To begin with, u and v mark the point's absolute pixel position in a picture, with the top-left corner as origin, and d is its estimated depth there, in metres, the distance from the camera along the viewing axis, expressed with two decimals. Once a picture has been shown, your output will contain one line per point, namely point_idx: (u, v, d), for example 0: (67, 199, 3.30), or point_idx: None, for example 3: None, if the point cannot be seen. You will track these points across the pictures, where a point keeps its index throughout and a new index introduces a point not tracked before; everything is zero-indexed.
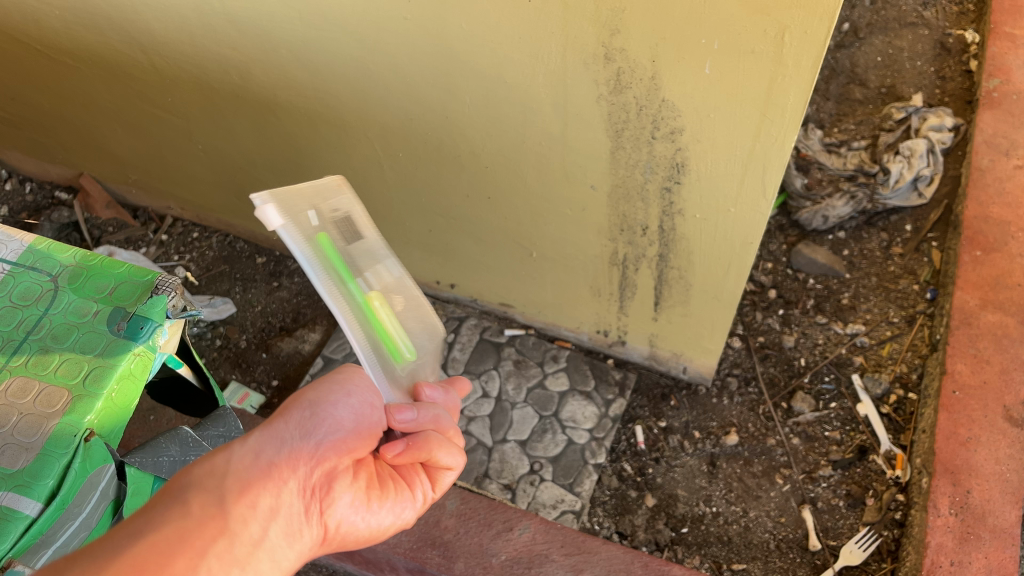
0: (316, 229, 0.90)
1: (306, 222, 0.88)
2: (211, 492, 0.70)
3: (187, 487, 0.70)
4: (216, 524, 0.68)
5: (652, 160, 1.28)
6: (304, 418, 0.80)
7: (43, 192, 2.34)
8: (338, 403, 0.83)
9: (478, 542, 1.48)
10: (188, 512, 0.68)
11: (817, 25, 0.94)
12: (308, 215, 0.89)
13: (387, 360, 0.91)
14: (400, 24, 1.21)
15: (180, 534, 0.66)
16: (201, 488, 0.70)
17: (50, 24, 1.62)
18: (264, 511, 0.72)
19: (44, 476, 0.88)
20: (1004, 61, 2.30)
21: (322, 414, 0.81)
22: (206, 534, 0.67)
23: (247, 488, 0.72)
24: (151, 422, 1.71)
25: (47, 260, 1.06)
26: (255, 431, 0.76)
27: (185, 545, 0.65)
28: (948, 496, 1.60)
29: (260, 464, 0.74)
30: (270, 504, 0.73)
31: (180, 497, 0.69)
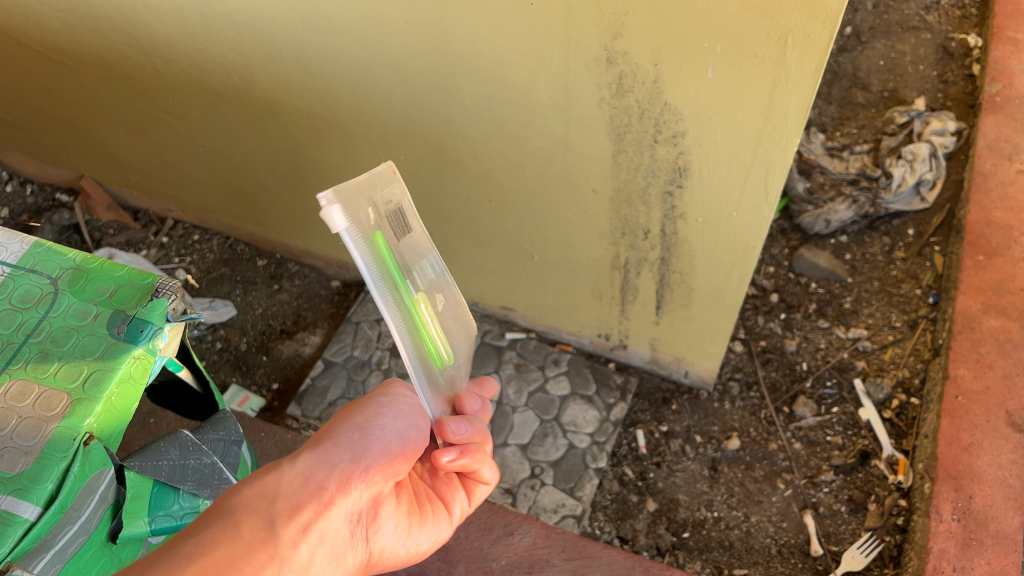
0: (373, 229, 0.80)
1: (365, 222, 0.78)
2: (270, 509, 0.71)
3: (242, 503, 0.71)
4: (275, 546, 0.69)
5: (654, 164, 1.28)
6: (365, 435, 0.81)
7: (43, 194, 2.34)
8: (394, 423, 0.85)
9: (479, 547, 1.47)
10: (243, 531, 0.68)
11: (819, 29, 0.94)
12: (367, 213, 0.79)
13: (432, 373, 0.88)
14: (402, 26, 1.20)
15: (230, 558, 0.66)
16: (257, 505, 0.71)
17: (51, 26, 1.62)
18: (319, 529, 0.72)
19: (43, 480, 0.87)
20: (1007, 65, 2.29)
21: (371, 437, 0.81)
22: (261, 552, 0.68)
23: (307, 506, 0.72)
24: (151, 426, 1.70)
25: (47, 263, 1.06)
26: (305, 453, 0.76)
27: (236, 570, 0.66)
28: (950, 501, 1.60)
29: (310, 487, 0.74)
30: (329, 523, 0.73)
31: (234, 517, 0.69)
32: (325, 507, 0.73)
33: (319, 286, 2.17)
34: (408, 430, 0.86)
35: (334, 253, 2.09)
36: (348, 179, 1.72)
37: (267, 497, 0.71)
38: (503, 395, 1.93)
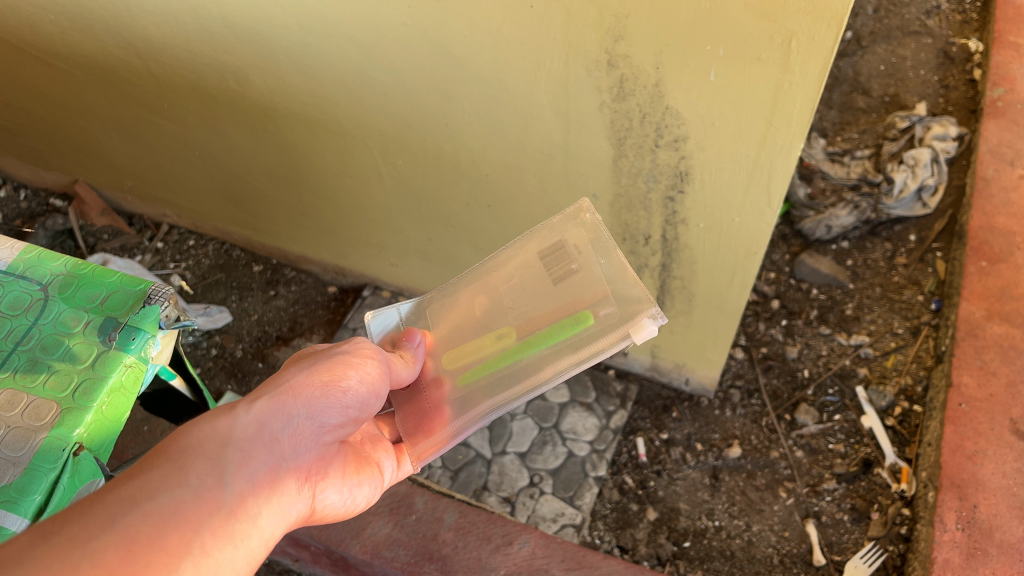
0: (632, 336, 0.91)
1: (641, 328, 0.90)
2: (211, 461, 0.75)
3: (181, 453, 0.74)
4: (219, 500, 0.73)
5: (655, 169, 1.26)
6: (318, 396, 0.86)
7: (37, 199, 2.31)
8: (344, 378, 0.88)
9: (477, 557, 1.45)
10: (185, 481, 0.72)
11: (824, 30, 0.92)
12: (649, 323, 0.90)
13: (548, 351, 0.96)
14: (400, 30, 1.19)
15: (176, 505, 0.70)
16: (198, 458, 0.74)
17: (45, 29, 1.60)
18: (271, 478, 0.79)
19: (32, 492, 0.85)
20: (1009, 70, 2.28)
21: (333, 396, 0.87)
22: (205, 500, 0.72)
23: (263, 455, 0.79)
24: (144, 434, 1.69)
25: (37, 269, 1.04)
26: (254, 410, 0.81)
27: (180, 518, 0.69)
28: (955, 511, 1.58)
29: (262, 436, 0.80)
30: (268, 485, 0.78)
31: (180, 464, 0.73)
32: (263, 462, 0.78)
33: (315, 292, 2.16)
34: (358, 400, 0.89)
35: (331, 260, 2.07)
36: (346, 184, 1.70)
37: (208, 450, 0.75)
38: None
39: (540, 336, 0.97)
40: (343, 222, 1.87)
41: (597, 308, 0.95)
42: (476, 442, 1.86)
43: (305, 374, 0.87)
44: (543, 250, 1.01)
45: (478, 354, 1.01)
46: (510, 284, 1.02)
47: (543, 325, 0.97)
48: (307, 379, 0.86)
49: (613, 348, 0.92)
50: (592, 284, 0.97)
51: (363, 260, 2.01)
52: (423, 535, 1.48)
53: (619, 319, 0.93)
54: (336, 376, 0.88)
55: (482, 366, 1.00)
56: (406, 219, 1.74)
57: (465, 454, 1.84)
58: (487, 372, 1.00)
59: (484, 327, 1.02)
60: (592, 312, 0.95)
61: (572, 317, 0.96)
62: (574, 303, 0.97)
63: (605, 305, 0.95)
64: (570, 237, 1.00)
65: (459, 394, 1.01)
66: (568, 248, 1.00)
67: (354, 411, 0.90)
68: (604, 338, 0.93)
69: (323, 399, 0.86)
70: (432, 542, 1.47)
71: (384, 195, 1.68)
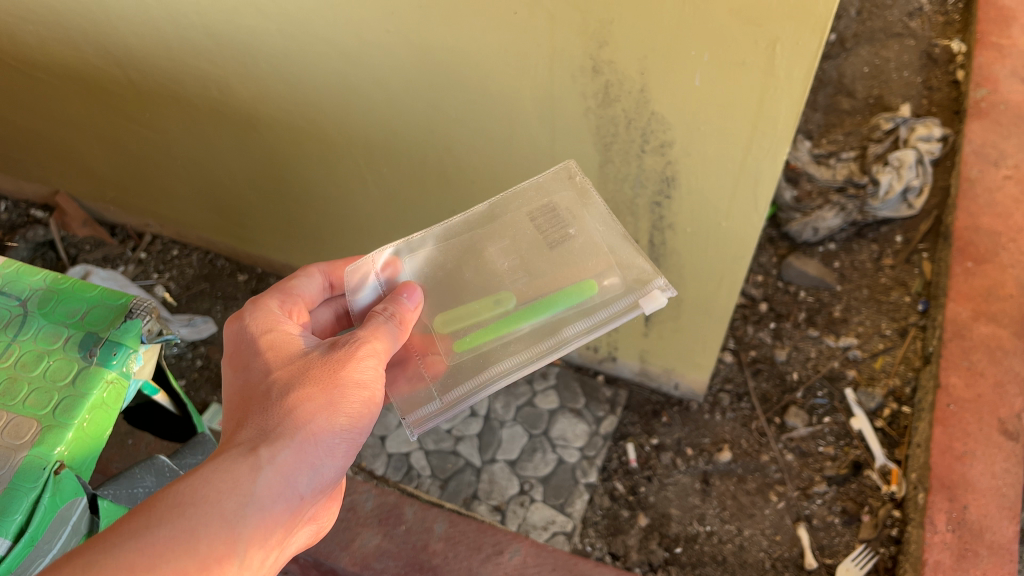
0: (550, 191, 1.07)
1: (557, 184, 1.07)
2: (226, 524, 0.73)
3: (196, 515, 0.72)
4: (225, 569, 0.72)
5: (641, 175, 1.26)
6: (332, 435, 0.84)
7: (18, 210, 2.29)
8: (356, 415, 0.86)
9: (468, 566, 1.44)
10: (194, 550, 0.70)
11: (809, 36, 0.91)
12: (554, 182, 1.07)
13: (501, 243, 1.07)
14: (383, 36, 1.18)
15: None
16: (209, 520, 0.72)
17: (22, 38, 1.58)
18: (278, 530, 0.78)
19: (12, 512, 0.82)
20: (991, 71, 2.28)
21: (343, 435, 0.85)
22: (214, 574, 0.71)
23: (278, 513, 0.78)
24: (129, 447, 1.67)
25: (16, 284, 1.03)
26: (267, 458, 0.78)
27: None
28: (945, 512, 1.57)
29: (278, 490, 0.78)
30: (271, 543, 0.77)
31: (189, 526, 0.71)
32: (275, 519, 0.78)
33: None
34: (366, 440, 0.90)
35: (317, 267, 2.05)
36: (330, 192, 1.69)
37: (223, 511, 0.73)
38: (491, 409, 1.90)
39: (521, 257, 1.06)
40: (328, 230, 1.85)
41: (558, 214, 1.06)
42: (465, 451, 1.85)
43: (325, 416, 0.83)
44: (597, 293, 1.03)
45: (478, 319, 1.05)
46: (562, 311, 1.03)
47: (549, 298, 1.03)
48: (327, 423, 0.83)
49: (622, 317, 1.01)
50: (592, 252, 1.05)
51: None
52: (413, 545, 1.47)
53: (548, 192, 1.07)
54: (357, 425, 0.87)
55: (484, 330, 1.04)
56: (393, 227, 1.72)
57: (455, 463, 1.83)
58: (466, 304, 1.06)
59: (478, 291, 1.07)
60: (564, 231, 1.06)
61: (574, 283, 1.03)
62: (570, 272, 1.04)
63: (567, 233, 1.06)
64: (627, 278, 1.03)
65: (461, 356, 1.05)
66: (562, 214, 1.06)
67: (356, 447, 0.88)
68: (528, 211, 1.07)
69: (359, 421, 0.87)
70: (422, 552, 1.46)
71: (368, 203, 1.67)
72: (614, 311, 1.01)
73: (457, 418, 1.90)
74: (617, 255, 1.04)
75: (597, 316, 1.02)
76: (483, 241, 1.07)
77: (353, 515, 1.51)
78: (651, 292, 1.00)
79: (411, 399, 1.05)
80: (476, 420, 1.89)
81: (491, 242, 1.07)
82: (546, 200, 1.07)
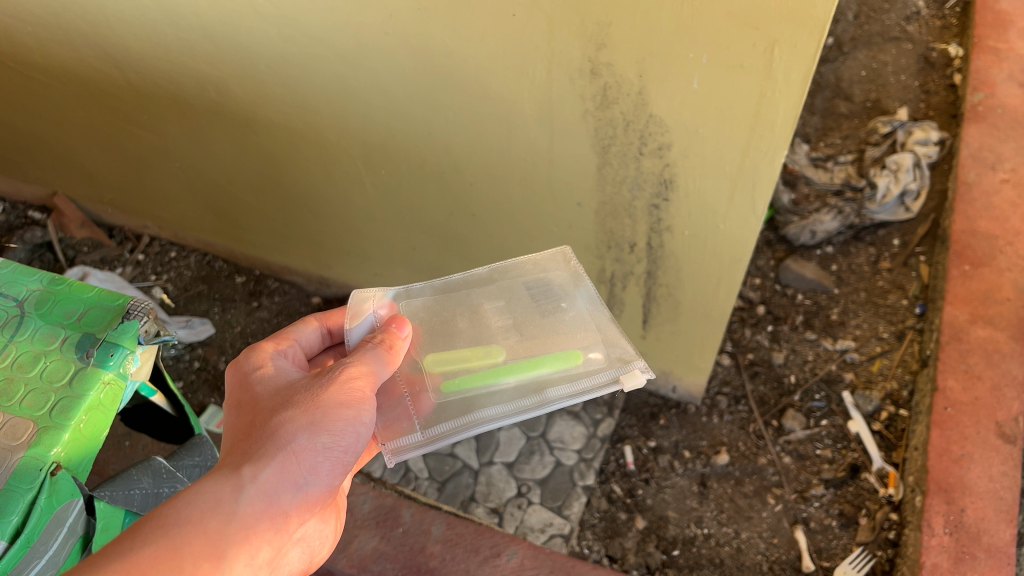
0: (548, 267, 1.12)
1: (556, 264, 1.12)
2: (210, 541, 0.73)
3: (180, 532, 0.71)
4: None
5: (639, 177, 1.26)
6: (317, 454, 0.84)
7: (16, 212, 2.29)
8: (340, 435, 0.87)
9: (465, 569, 1.43)
10: (180, 567, 0.69)
11: (806, 38, 0.92)
12: (553, 262, 1.12)
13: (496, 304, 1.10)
14: (381, 38, 1.18)
15: None
16: (194, 537, 0.72)
17: (21, 40, 1.58)
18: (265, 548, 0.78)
19: (9, 513, 0.82)
20: (988, 75, 2.29)
21: (328, 454, 0.85)
22: None
23: (264, 530, 0.77)
24: (126, 449, 1.67)
25: (14, 284, 1.03)
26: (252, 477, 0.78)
27: None
28: (942, 515, 1.57)
29: (264, 508, 0.78)
30: (258, 560, 0.77)
31: (173, 543, 0.70)
32: (260, 536, 0.77)
33: (298, 303, 2.13)
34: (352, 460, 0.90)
35: (314, 269, 2.05)
36: (327, 194, 1.69)
37: (208, 528, 0.73)
38: None
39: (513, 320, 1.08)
40: (325, 232, 1.85)
41: (553, 288, 1.10)
42: (463, 453, 1.85)
43: (308, 435, 0.84)
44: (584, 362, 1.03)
45: (465, 366, 1.05)
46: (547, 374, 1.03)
47: (537, 360, 1.04)
48: (310, 441, 0.83)
49: (603, 389, 1.01)
50: (582, 326, 1.07)
51: (347, 270, 1.99)
52: (409, 547, 1.47)
53: (545, 267, 1.12)
54: (341, 443, 0.87)
55: (473, 377, 1.05)
56: (391, 229, 1.72)
57: (452, 465, 1.83)
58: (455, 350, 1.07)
59: (469, 339, 1.08)
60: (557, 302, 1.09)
61: (562, 352, 1.05)
62: (561, 341, 1.06)
63: (559, 307, 1.09)
64: (613, 353, 1.04)
65: (447, 397, 1.05)
66: (557, 288, 1.10)
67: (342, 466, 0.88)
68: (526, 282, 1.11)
69: (343, 441, 0.87)
70: (419, 555, 1.46)
71: (366, 205, 1.67)
72: (597, 381, 1.01)
73: None
74: (608, 331, 1.06)
75: (580, 384, 1.02)
76: (479, 302, 1.11)
77: (349, 517, 1.50)
78: (632, 370, 1.00)
79: (393, 425, 1.05)
80: None
81: (488, 300, 1.11)
82: (544, 275, 1.11)
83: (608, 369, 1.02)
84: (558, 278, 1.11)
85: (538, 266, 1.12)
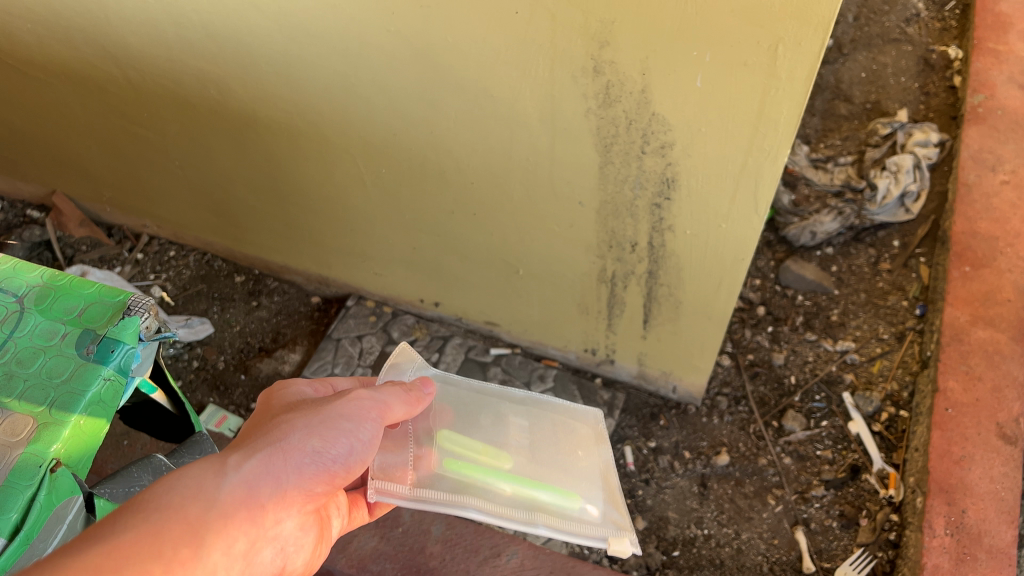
0: (582, 426, 1.11)
1: (588, 427, 1.11)
2: (188, 529, 0.71)
3: (159, 516, 0.70)
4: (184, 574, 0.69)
5: (641, 176, 1.25)
6: (312, 459, 0.82)
7: (14, 210, 2.28)
8: (338, 443, 0.84)
9: (465, 569, 1.43)
10: (155, 553, 0.68)
11: (811, 35, 0.91)
12: (591, 425, 1.12)
13: (519, 426, 1.07)
14: (383, 36, 1.18)
15: None
16: (172, 523, 0.71)
17: (21, 37, 1.58)
18: (245, 547, 0.75)
19: (8, 510, 0.82)
20: (988, 76, 2.29)
21: (324, 460, 0.83)
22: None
23: (246, 524, 0.75)
24: (124, 448, 1.66)
25: (13, 280, 1.02)
26: (240, 473, 0.77)
27: None
28: (943, 516, 1.57)
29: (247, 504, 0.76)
30: (235, 556, 0.74)
31: (150, 527, 0.69)
32: (241, 533, 0.75)
33: (298, 303, 2.13)
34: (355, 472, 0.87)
35: (314, 269, 2.05)
36: (328, 193, 1.69)
37: (187, 514, 0.72)
38: None
39: (529, 444, 1.05)
40: (325, 232, 1.85)
41: (576, 435, 1.09)
42: None
43: (302, 438, 0.82)
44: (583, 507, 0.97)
45: (475, 456, 1.00)
46: (544, 496, 0.96)
47: (540, 480, 0.98)
48: (302, 443, 0.82)
49: (589, 538, 0.92)
50: (593, 478, 1.02)
51: (347, 270, 1.98)
52: (409, 547, 1.46)
53: (576, 423, 1.11)
54: (341, 453, 0.84)
55: (475, 465, 0.98)
56: (391, 228, 1.72)
57: None
58: (467, 439, 1.02)
59: (484, 440, 1.03)
60: (572, 449, 1.06)
61: (566, 490, 0.98)
62: (568, 481, 1.00)
63: (576, 454, 1.06)
64: (613, 517, 0.97)
65: (443, 472, 0.96)
66: (581, 439, 1.09)
67: (343, 476, 0.85)
68: (551, 422, 1.10)
69: (343, 453, 0.85)
70: (418, 555, 1.45)
71: (367, 204, 1.67)
72: (589, 529, 0.93)
73: None
74: (614, 496, 1.01)
75: (574, 521, 0.94)
76: (502, 419, 1.08)
77: None
78: (624, 536, 0.93)
79: (387, 470, 0.94)
80: None
81: (514, 416, 1.09)
82: (575, 430, 1.10)
83: (606, 522, 0.96)
84: (588, 434, 1.10)
85: (576, 420, 1.12)
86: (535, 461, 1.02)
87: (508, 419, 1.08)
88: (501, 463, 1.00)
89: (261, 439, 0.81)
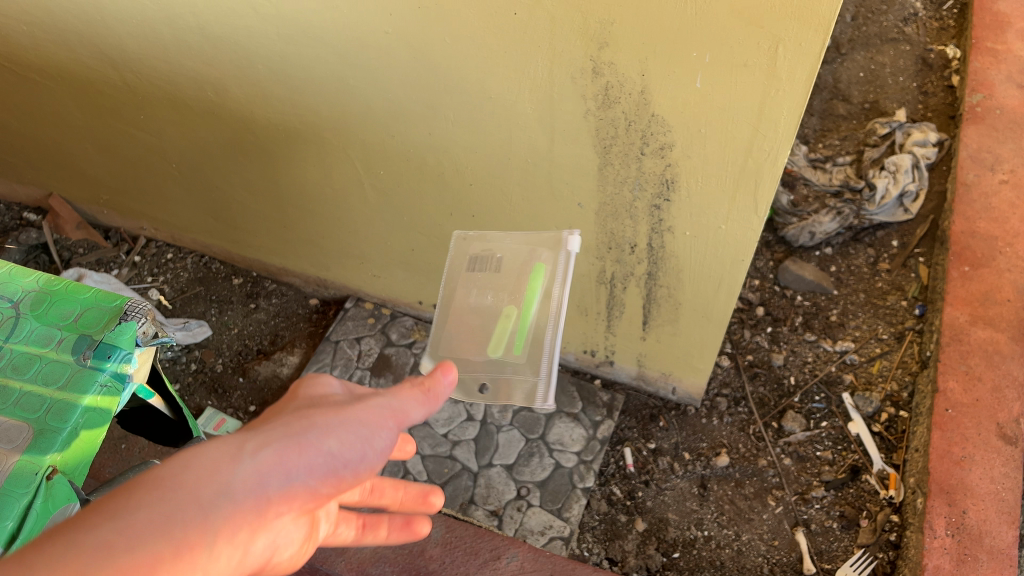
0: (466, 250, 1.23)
1: (468, 244, 1.24)
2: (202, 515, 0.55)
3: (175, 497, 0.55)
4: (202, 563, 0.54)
5: (641, 177, 1.25)
6: (322, 459, 0.61)
7: (11, 213, 2.27)
8: (354, 450, 0.64)
9: (465, 572, 1.42)
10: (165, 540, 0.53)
11: (812, 36, 0.91)
12: (466, 241, 1.24)
13: (471, 292, 1.20)
14: (381, 38, 1.18)
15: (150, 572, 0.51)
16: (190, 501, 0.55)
17: (17, 39, 1.57)
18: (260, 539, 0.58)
19: (3, 518, 0.82)
20: (987, 76, 2.29)
21: (333, 462, 0.62)
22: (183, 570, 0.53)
23: (247, 521, 0.56)
24: (122, 452, 1.65)
25: (9, 285, 1.02)
26: (245, 459, 0.58)
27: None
28: (944, 517, 1.57)
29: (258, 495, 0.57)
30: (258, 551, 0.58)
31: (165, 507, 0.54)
32: (247, 531, 0.57)
33: (296, 304, 2.12)
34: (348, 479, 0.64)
35: (312, 271, 2.04)
36: (326, 196, 1.69)
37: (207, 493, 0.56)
38: (488, 414, 1.88)
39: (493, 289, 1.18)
40: (323, 234, 1.84)
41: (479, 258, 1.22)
42: (461, 455, 1.82)
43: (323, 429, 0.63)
44: (546, 242, 1.14)
45: (502, 333, 1.14)
46: (546, 287, 1.12)
47: (527, 297, 1.13)
48: (323, 436, 0.62)
49: (572, 249, 1.11)
50: (526, 246, 1.16)
51: (345, 272, 1.98)
52: (409, 550, 1.45)
53: (465, 246, 1.24)
54: (355, 457, 0.64)
55: (517, 333, 1.13)
56: (389, 230, 1.71)
57: (451, 467, 1.80)
58: (491, 336, 1.15)
59: (486, 322, 1.17)
60: (495, 258, 1.19)
61: (535, 266, 1.14)
62: (526, 264, 1.15)
63: (497, 255, 1.19)
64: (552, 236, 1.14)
65: (520, 352, 1.12)
66: (483, 252, 1.21)
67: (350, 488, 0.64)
68: (465, 273, 1.22)
69: (358, 459, 0.64)
70: (418, 557, 1.44)
71: (366, 206, 1.66)
72: (566, 258, 1.11)
73: (454, 423, 1.87)
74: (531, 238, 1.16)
75: (563, 271, 1.11)
76: (462, 306, 1.20)
77: None
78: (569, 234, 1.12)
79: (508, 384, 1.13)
80: (473, 424, 1.86)
81: (466, 292, 1.20)
82: (470, 256, 1.23)
83: (555, 238, 1.12)
84: (475, 237, 1.23)
85: (457, 252, 1.24)
86: (503, 288, 1.17)
87: (466, 300, 1.20)
88: (511, 316, 1.14)
89: (279, 424, 0.62)
